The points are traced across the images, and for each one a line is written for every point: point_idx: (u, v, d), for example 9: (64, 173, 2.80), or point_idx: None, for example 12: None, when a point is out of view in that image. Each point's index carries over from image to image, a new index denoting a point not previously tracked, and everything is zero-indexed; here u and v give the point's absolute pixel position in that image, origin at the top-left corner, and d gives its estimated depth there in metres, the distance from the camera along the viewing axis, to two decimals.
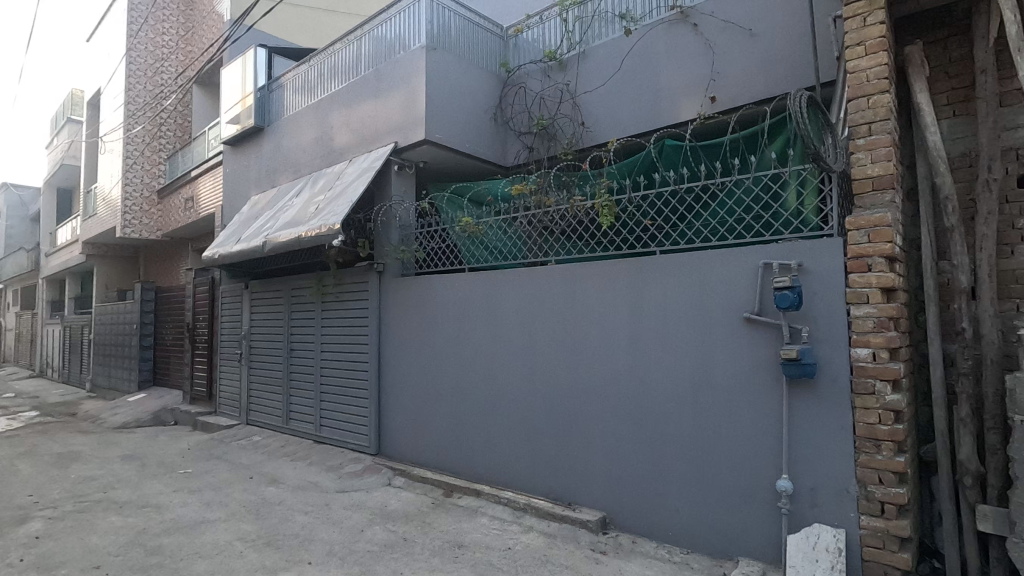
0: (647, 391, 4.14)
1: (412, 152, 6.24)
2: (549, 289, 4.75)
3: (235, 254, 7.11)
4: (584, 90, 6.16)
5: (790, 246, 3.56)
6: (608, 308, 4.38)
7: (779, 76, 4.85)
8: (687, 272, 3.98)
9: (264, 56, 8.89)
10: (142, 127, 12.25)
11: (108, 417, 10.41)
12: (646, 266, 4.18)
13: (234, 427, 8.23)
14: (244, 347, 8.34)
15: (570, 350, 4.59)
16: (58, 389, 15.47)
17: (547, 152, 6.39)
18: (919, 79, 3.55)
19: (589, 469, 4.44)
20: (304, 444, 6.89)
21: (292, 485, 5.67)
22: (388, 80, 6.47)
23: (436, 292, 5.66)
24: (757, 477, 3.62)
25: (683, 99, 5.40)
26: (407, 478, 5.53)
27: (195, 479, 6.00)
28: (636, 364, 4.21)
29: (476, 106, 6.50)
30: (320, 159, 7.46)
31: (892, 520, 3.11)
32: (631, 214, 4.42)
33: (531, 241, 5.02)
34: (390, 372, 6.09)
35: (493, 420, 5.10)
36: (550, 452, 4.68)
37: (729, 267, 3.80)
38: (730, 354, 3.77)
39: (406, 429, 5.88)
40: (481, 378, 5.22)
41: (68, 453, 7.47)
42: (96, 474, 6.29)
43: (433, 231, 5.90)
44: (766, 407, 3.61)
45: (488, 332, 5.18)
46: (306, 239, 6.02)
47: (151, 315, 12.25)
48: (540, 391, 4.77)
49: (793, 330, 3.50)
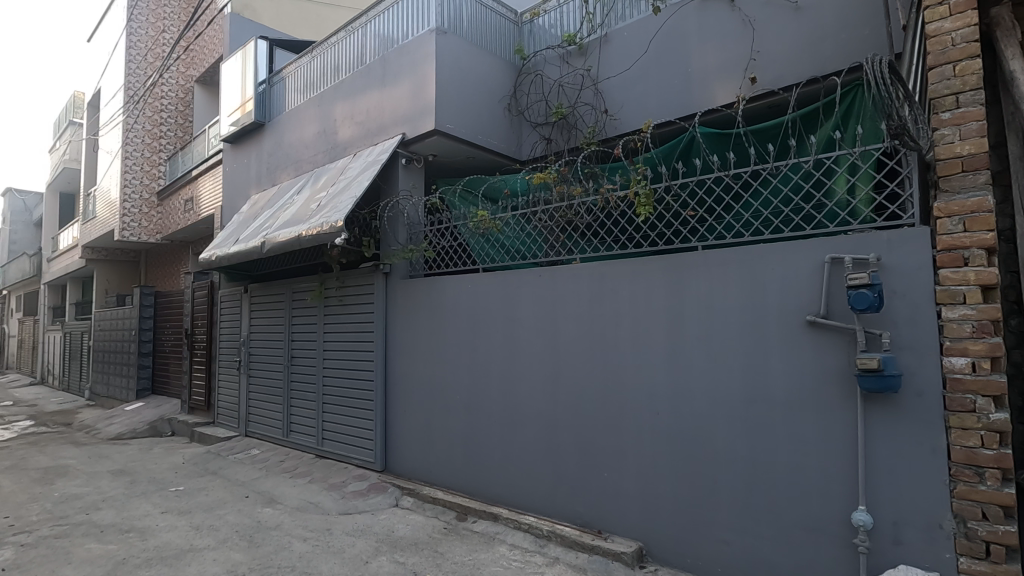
0: (688, 405, 3.65)
1: (421, 144, 5.79)
2: (573, 290, 4.28)
3: (234, 256, 6.64)
4: (607, 76, 5.70)
5: (863, 238, 3.05)
6: (643, 312, 3.89)
7: (828, 53, 4.37)
8: (734, 269, 3.51)
9: (265, 48, 8.49)
10: (142, 128, 11.91)
11: (104, 427, 9.97)
12: (686, 263, 3.70)
13: (232, 439, 7.77)
14: (243, 354, 7.90)
15: (598, 358, 4.10)
16: (56, 397, 15.06)
17: (565, 144, 5.93)
18: (1012, 44, 3.03)
19: (621, 494, 3.93)
20: (305, 458, 6.42)
21: (290, 506, 5.18)
22: (394, 67, 6.03)
23: (447, 294, 5.18)
24: (826, 505, 3.11)
25: (719, 82, 4.91)
26: (415, 499, 5.04)
27: (185, 498, 5.52)
28: (675, 375, 3.71)
29: (489, 94, 6.06)
30: (324, 153, 7.01)
31: (1000, 565, 2.58)
32: (669, 206, 3.93)
33: (552, 237, 4.53)
34: (397, 382, 5.62)
35: (511, 436, 4.61)
36: (577, 472, 4.18)
37: (787, 264, 3.31)
38: (788, 363, 3.28)
39: (415, 444, 5.40)
40: (498, 389, 4.73)
41: (56, 467, 7.03)
42: (81, 492, 5.83)
43: (445, 228, 5.40)
44: (834, 426, 3.11)
45: (505, 339, 4.70)
46: (306, 239, 5.56)
47: (150, 320, 11.85)
48: (564, 404, 4.28)
49: (869, 335, 2.99)
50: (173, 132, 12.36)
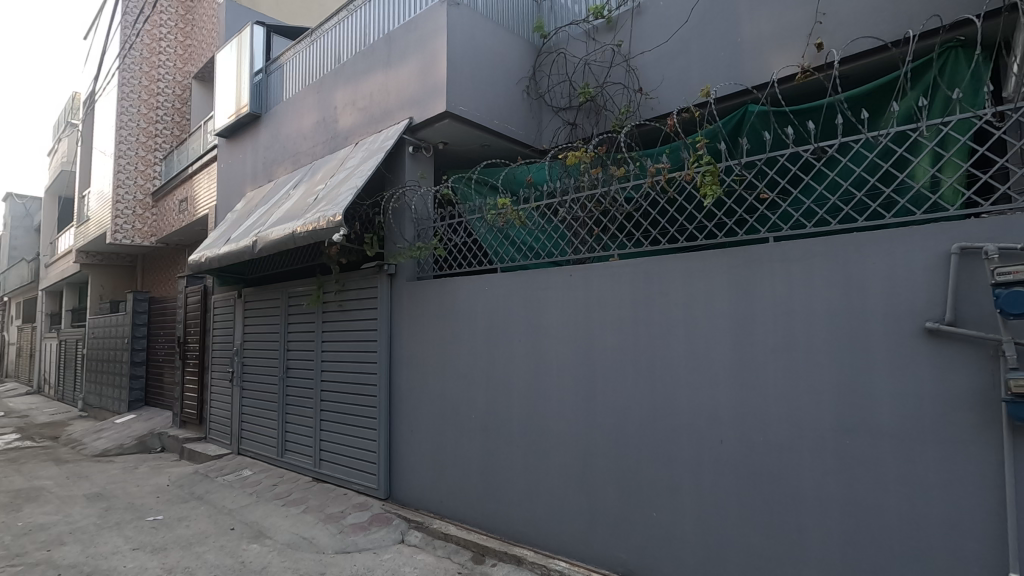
0: (762, 434, 2.95)
1: (430, 129, 5.14)
2: (613, 292, 3.59)
3: (223, 257, 6.01)
4: (640, 51, 5.05)
5: (1005, 222, 2.38)
6: (701, 320, 3.20)
7: (913, 12, 3.69)
8: (821, 265, 2.82)
9: (261, 35, 7.92)
10: (136, 125, 11.37)
11: (91, 442, 9.32)
12: (756, 259, 3.04)
13: (223, 457, 7.12)
14: (235, 365, 7.26)
15: (644, 375, 3.41)
16: (48, 408, 14.46)
17: (593, 129, 5.28)
18: None
19: (675, 539, 3.23)
20: (301, 482, 5.75)
21: (280, 542, 4.49)
22: (400, 44, 5.40)
23: (460, 296, 4.52)
24: (957, 568, 2.42)
25: (775, 50, 4.24)
26: (424, 534, 4.36)
27: (163, 531, 4.85)
28: (743, 395, 3.03)
29: (506, 75, 5.42)
30: (323, 144, 6.39)
31: None
32: (732, 189, 3.24)
33: (584, 230, 3.87)
34: (403, 398, 4.96)
35: (539, 466, 3.91)
36: (618, 511, 3.49)
37: (894, 257, 2.62)
38: (896, 383, 2.60)
39: (424, 469, 4.72)
40: (520, 406, 4.05)
41: (28, 490, 6.37)
42: (48, 522, 5.17)
43: (458, 222, 4.71)
44: (967, 465, 2.42)
45: (528, 348, 4.03)
46: (300, 235, 4.92)
47: (144, 328, 11.25)
48: (602, 430, 3.59)
49: (1019, 349, 2.31)
50: (169, 130, 11.82)
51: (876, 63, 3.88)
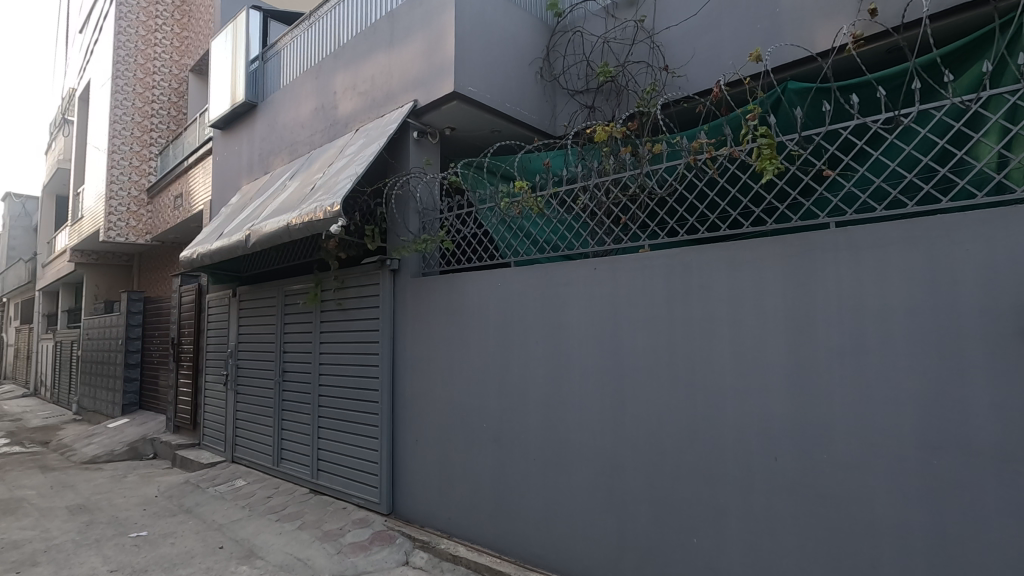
0: (825, 450, 2.53)
1: (436, 113, 4.75)
2: (645, 286, 3.18)
3: (216, 253, 5.61)
4: (664, 27, 4.64)
5: None
6: (749, 319, 2.79)
7: None
8: (898, 254, 2.40)
9: (258, 21, 7.53)
10: (130, 119, 10.97)
11: (81, 448, 8.93)
12: (815, 248, 2.62)
13: (216, 465, 6.73)
14: (229, 367, 6.87)
15: (681, 380, 2.99)
16: (41, 410, 14.11)
17: (612, 112, 4.89)
18: None
19: (718, 571, 2.81)
20: (297, 494, 5.36)
21: (272, 564, 4.09)
22: (403, 21, 5.00)
23: (470, 292, 4.11)
24: None
25: (818, 18, 3.83)
26: (429, 555, 3.95)
27: (146, 549, 4.44)
28: (803, 405, 2.60)
29: (518, 54, 5.02)
30: (321, 132, 6.01)
31: None
32: (787, 167, 2.82)
33: (610, 218, 3.45)
34: (406, 403, 4.56)
35: (558, 482, 3.50)
36: (651, 535, 3.07)
37: (992, 245, 2.21)
38: (995, 394, 2.17)
39: (429, 482, 4.32)
40: (537, 414, 3.63)
41: (7, 501, 5.97)
42: (22, 538, 4.77)
43: (467, 212, 4.30)
44: None
45: (547, 349, 3.61)
46: (295, 228, 4.51)
47: (138, 329, 10.85)
48: (632, 442, 3.17)
49: None
50: (166, 124, 11.40)
51: (961, 22, 3.42)
